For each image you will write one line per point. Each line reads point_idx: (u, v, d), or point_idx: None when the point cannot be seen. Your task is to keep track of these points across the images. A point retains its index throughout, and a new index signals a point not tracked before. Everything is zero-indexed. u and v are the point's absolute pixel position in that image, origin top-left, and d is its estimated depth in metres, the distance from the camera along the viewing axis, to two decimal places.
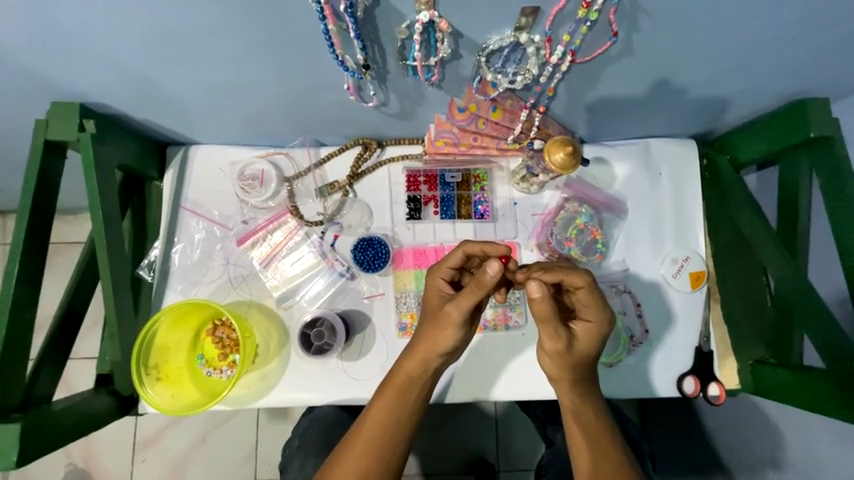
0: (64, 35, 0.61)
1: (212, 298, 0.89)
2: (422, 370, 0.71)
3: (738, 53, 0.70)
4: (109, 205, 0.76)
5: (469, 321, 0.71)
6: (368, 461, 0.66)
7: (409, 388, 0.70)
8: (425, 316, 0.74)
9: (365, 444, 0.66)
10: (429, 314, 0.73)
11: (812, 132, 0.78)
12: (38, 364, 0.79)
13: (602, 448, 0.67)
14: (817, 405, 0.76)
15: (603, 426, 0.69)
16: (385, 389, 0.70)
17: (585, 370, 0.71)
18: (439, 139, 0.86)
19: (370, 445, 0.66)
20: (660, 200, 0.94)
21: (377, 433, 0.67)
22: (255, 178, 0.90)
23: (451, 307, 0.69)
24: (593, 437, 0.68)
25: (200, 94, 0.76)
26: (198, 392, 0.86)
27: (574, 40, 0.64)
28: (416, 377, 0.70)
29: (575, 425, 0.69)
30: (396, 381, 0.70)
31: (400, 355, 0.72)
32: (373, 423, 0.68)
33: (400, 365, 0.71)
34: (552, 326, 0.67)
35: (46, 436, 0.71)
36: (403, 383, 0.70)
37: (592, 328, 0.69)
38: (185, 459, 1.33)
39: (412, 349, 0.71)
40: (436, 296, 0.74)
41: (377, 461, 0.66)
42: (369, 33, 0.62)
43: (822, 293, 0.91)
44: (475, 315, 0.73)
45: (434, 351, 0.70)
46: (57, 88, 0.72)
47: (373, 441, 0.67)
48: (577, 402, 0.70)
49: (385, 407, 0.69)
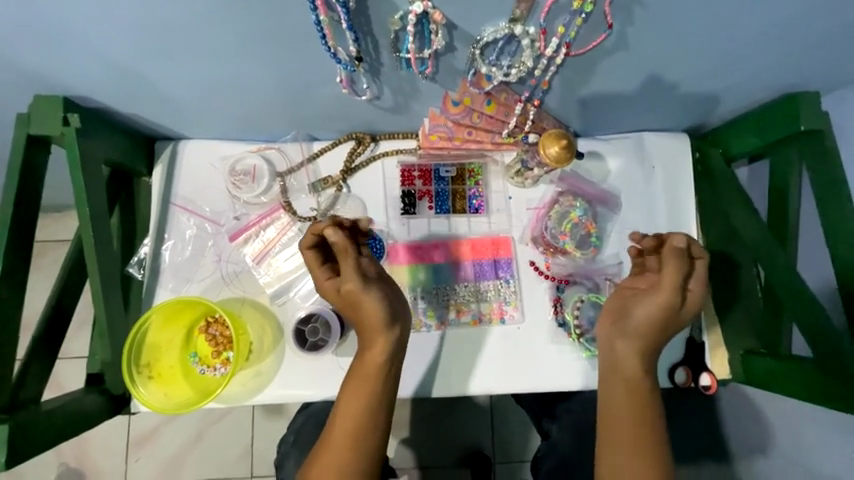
0: (48, 26, 0.60)
1: (204, 295, 0.88)
2: (372, 347, 0.70)
3: (732, 46, 0.70)
4: (96, 200, 0.75)
5: (373, 280, 0.71)
6: (348, 455, 0.67)
7: (368, 371, 0.70)
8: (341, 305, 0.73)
9: (340, 433, 0.68)
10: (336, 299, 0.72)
11: (803, 125, 0.78)
12: (26, 364, 0.78)
13: (634, 437, 0.68)
14: (809, 394, 0.77)
15: (647, 401, 0.70)
16: (352, 382, 0.70)
17: (675, 327, 0.71)
18: (433, 134, 0.85)
19: (352, 436, 0.68)
20: (653, 192, 0.94)
21: (349, 430, 0.68)
22: (246, 173, 0.89)
23: (344, 281, 0.69)
24: (635, 425, 0.69)
25: (189, 88, 0.75)
26: (192, 390, 0.85)
27: (569, 33, 0.63)
28: (373, 359, 0.70)
29: (617, 396, 0.70)
30: (359, 368, 0.71)
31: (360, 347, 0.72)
32: (346, 414, 0.69)
33: (361, 352, 0.72)
34: (677, 273, 0.68)
35: (35, 436, 0.70)
36: (366, 371, 0.70)
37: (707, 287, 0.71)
38: (180, 457, 1.32)
39: (362, 334, 0.71)
40: (328, 293, 0.73)
41: (354, 454, 0.67)
42: (362, 24, 0.61)
43: (813, 285, 0.91)
44: (379, 274, 0.72)
45: (373, 329, 0.69)
46: (42, 82, 0.71)
47: (350, 430, 0.68)
48: (631, 364, 0.70)
49: (356, 396, 0.69)
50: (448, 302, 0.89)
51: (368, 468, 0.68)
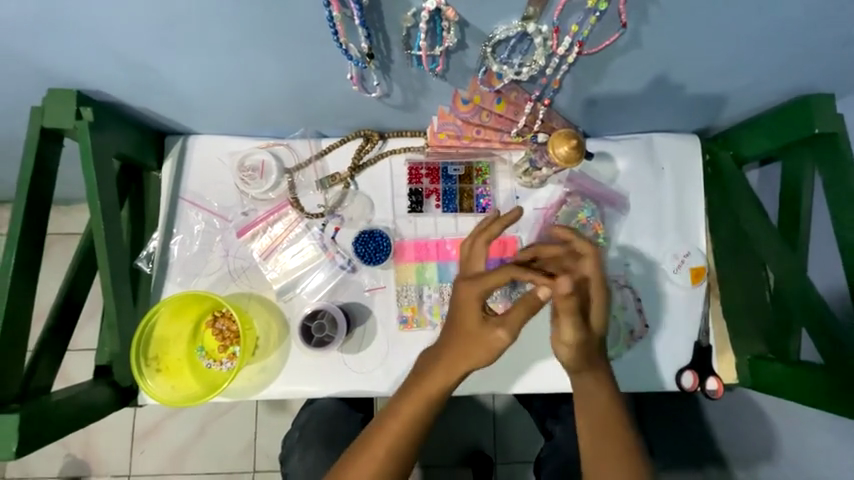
0: (64, 19, 0.60)
1: (212, 289, 0.89)
2: (448, 373, 0.65)
3: (746, 48, 0.70)
4: (107, 193, 0.75)
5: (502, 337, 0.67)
6: (387, 460, 0.63)
7: (438, 384, 0.65)
8: (454, 314, 0.67)
9: (382, 435, 0.64)
10: (464, 319, 0.65)
11: (816, 128, 0.77)
12: (37, 355, 0.78)
13: (612, 446, 0.67)
14: (814, 401, 0.77)
15: (615, 412, 0.69)
16: (416, 390, 0.65)
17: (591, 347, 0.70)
18: (441, 132, 0.85)
19: (396, 440, 0.63)
20: (662, 194, 0.94)
21: (398, 438, 0.63)
22: (255, 169, 0.89)
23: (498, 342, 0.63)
24: (610, 431, 0.68)
25: (201, 82, 0.75)
26: (198, 383, 0.85)
27: (581, 31, 0.63)
28: (446, 380, 0.65)
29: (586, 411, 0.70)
30: (428, 376, 0.66)
31: (436, 356, 0.66)
32: (400, 419, 0.64)
33: (434, 360, 0.66)
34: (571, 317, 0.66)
35: (45, 427, 0.70)
36: (436, 386, 0.65)
37: (579, 353, 0.68)
38: (185, 451, 1.33)
39: (442, 349, 0.67)
40: (470, 334, 0.64)
41: (388, 458, 0.63)
42: (374, 21, 0.61)
43: (822, 289, 0.91)
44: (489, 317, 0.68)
45: (465, 364, 0.65)
46: (55, 75, 0.71)
47: (395, 433, 0.63)
48: (589, 378, 0.70)
49: (417, 403, 0.64)
50: None
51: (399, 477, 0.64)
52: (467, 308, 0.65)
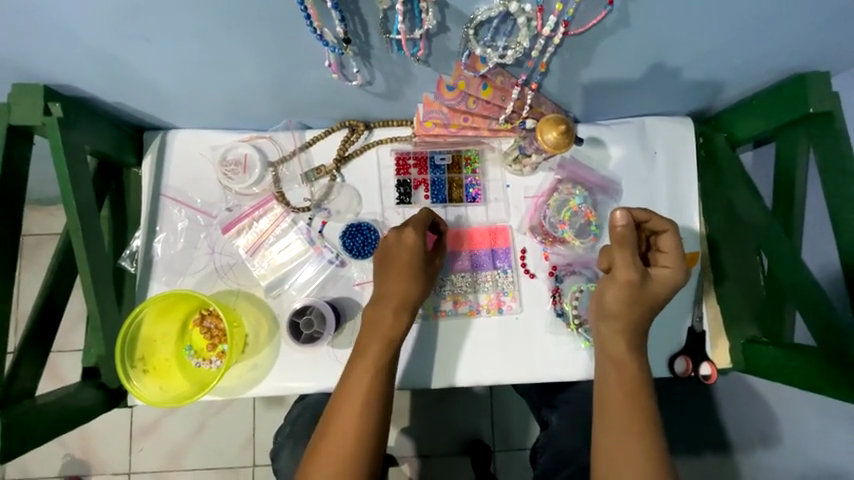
0: (26, 10, 0.58)
1: (199, 288, 0.87)
2: (395, 318, 0.74)
3: (736, 25, 0.68)
4: (82, 190, 0.72)
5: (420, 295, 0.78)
6: (353, 432, 0.67)
7: (382, 337, 0.72)
8: (392, 263, 0.77)
9: (348, 398, 0.69)
10: (403, 263, 0.77)
11: (811, 107, 0.75)
12: (17, 360, 0.76)
13: (624, 413, 0.67)
14: (809, 383, 0.76)
15: (640, 381, 0.69)
16: (361, 363, 0.71)
17: (648, 309, 0.70)
18: (428, 120, 0.83)
19: (357, 414, 0.68)
20: (655, 178, 0.92)
21: (356, 410, 0.68)
22: (238, 163, 0.87)
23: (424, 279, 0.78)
24: (625, 400, 0.68)
25: (176, 74, 0.73)
26: (187, 383, 0.84)
27: (566, 10, 0.61)
28: (381, 347, 0.72)
29: (610, 379, 0.70)
30: (376, 327, 0.73)
31: (376, 308, 0.75)
32: (351, 389, 0.69)
33: (376, 313, 0.74)
34: (630, 252, 0.69)
35: (27, 430, 0.69)
36: (385, 334, 0.73)
37: (627, 298, 0.69)
38: (182, 446, 1.31)
39: (380, 300, 0.75)
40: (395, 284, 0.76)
41: (362, 410, 0.68)
42: (348, 3, 0.59)
43: (819, 271, 0.90)
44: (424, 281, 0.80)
45: (405, 304, 0.75)
46: (24, 70, 0.69)
47: (360, 394, 0.69)
48: (615, 342, 0.70)
49: (364, 373, 0.70)
50: (446, 292, 0.87)
51: (368, 448, 0.67)
52: (403, 256, 0.77)
